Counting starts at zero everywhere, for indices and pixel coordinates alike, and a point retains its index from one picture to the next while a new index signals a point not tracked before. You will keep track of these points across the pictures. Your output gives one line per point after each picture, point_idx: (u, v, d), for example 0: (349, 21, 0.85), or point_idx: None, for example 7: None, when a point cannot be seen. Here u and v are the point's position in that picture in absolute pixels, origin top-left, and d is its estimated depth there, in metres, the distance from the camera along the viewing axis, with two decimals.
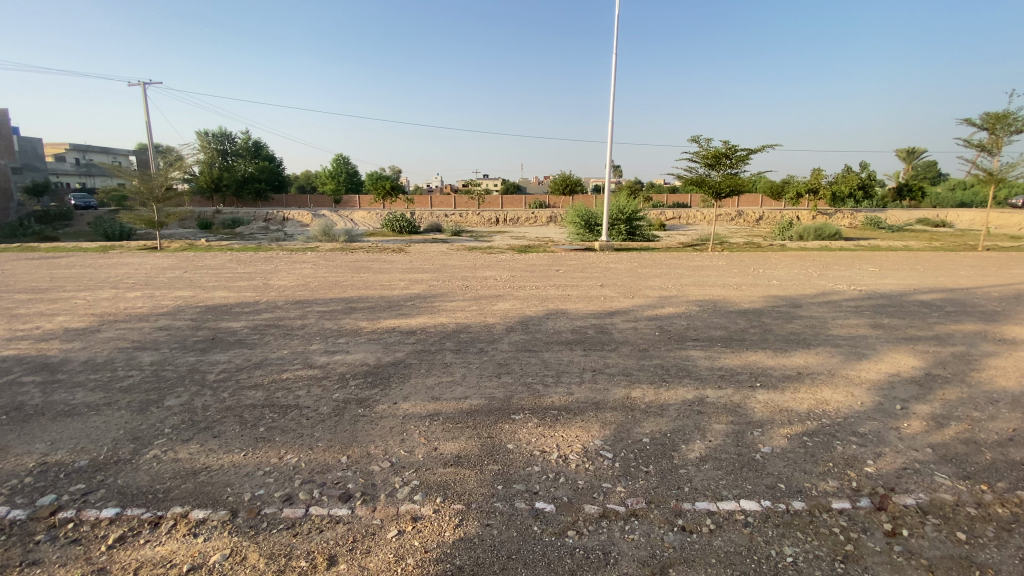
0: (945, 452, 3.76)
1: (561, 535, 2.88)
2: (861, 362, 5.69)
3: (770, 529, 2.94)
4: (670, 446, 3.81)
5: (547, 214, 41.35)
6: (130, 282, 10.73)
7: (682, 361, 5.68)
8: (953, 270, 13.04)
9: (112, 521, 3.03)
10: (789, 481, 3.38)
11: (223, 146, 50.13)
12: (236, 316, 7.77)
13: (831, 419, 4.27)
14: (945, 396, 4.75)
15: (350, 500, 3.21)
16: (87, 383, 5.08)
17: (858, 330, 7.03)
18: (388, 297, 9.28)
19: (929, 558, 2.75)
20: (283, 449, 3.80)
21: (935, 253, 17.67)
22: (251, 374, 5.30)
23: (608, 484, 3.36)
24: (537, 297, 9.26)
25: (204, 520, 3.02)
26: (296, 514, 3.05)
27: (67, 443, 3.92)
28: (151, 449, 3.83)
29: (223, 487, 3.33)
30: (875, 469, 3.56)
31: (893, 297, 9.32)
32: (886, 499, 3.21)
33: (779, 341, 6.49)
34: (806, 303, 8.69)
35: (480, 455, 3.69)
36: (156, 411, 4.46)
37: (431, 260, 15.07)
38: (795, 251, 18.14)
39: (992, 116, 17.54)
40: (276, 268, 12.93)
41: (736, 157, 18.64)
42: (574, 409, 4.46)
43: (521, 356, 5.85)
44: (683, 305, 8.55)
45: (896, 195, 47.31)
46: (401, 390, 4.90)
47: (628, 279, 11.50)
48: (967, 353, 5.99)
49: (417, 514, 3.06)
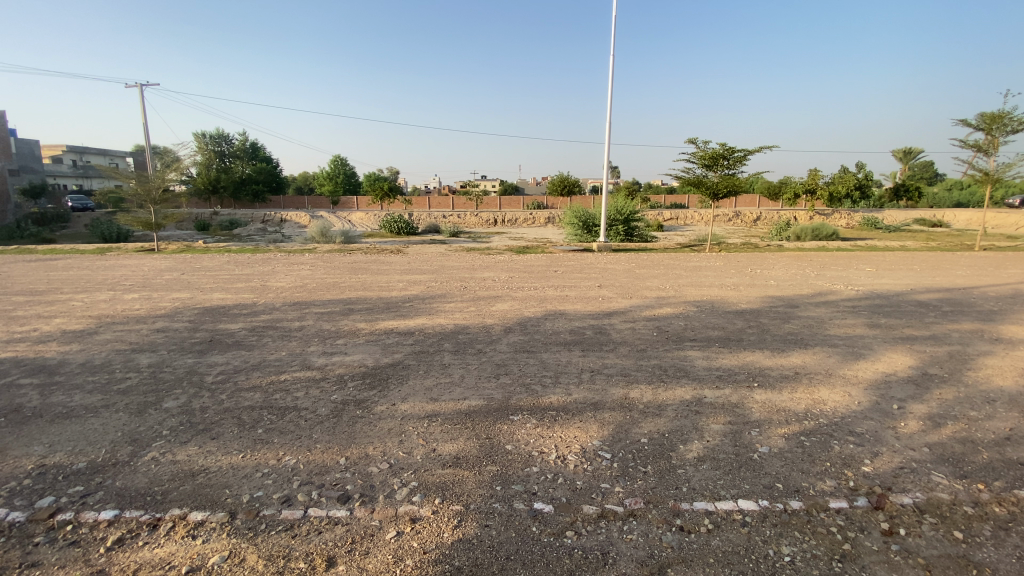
0: (942, 451, 3.78)
1: (559, 535, 2.89)
2: (858, 361, 5.71)
3: (767, 529, 2.95)
4: (668, 446, 3.82)
5: (546, 214, 41.33)
6: (127, 284, 10.68)
7: (679, 362, 5.69)
8: (950, 270, 13.09)
9: (110, 523, 3.03)
10: (787, 481, 3.39)
11: (221, 148, 50.26)
12: (234, 317, 7.76)
13: (828, 418, 4.29)
14: (942, 395, 4.77)
15: (348, 501, 3.21)
16: (85, 384, 5.08)
17: (856, 330, 7.04)
18: (386, 298, 9.27)
19: (926, 557, 2.77)
20: (282, 450, 3.79)
21: (932, 253, 17.75)
22: (249, 376, 5.29)
23: (606, 484, 3.36)
24: (535, 298, 9.28)
25: (202, 522, 3.02)
26: (294, 516, 3.05)
27: (66, 445, 3.91)
28: (149, 451, 3.82)
29: (222, 489, 3.33)
30: (872, 469, 3.57)
31: (889, 297, 9.34)
32: (883, 498, 3.23)
33: (776, 341, 6.50)
34: (804, 304, 8.73)
35: (478, 456, 3.69)
36: (154, 413, 4.45)
37: (429, 261, 15.10)
38: (792, 252, 18.24)
39: (987, 117, 17.63)
40: (274, 269, 12.94)
41: (733, 158, 18.66)
42: (572, 409, 4.47)
43: (520, 357, 5.86)
44: (681, 306, 8.56)
45: (892, 195, 47.50)
46: (399, 391, 4.90)
47: (626, 279, 11.52)
48: (963, 353, 6.01)
49: (415, 515, 3.07)
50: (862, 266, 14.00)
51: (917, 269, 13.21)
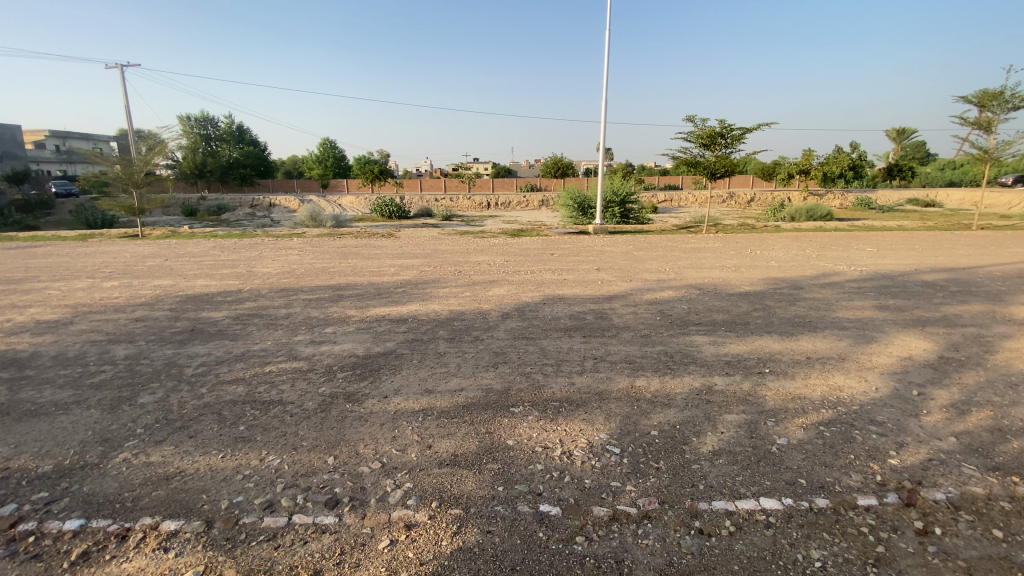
0: (970, 442, 3.56)
1: (569, 541, 2.64)
2: (871, 345, 5.51)
3: (794, 531, 2.72)
4: (680, 439, 3.57)
5: (539, 197, 40.88)
6: (106, 272, 10.24)
7: (686, 348, 5.44)
8: (953, 249, 12.92)
9: (75, 534, 2.76)
10: (811, 477, 3.16)
11: (206, 131, 49.00)
12: (217, 305, 7.40)
13: (846, 407, 4.06)
14: (963, 380, 4.57)
15: (337, 506, 2.93)
16: (56, 379, 4.75)
17: (864, 312, 6.83)
18: (377, 284, 8.93)
19: (966, 559, 2.55)
20: (264, 450, 3.51)
21: (933, 232, 17.57)
22: (231, 368, 4.98)
23: (616, 483, 3.11)
24: (533, 282, 8.96)
25: (175, 533, 2.75)
26: (277, 525, 2.78)
27: (31, 446, 3.61)
28: (121, 452, 3.53)
29: (198, 494, 3.05)
30: (900, 461, 3.34)
31: (893, 277, 9.14)
32: (914, 494, 3.01)
33: (784, 325, 6.26)
34: (808, 285, 8.49)
35: (478, 453, 3.42)
36: (128, 410, 4.14)
37: (420, 245, 14.77)
38: (790, 233, 18.03)
39: (985, 94, 17.36)
40: (261, 255, 12.52)
41: (732, 136, 18.31)
42: (576, 400, 4.20)
43: (519, 344, 5.57)
44: (684, 289, 8.27)
45: (885, 174, 47.23)
46: (392, 382, 4.62)
47: (624, 262, 11.22)
48: (979, 335, 5.80)
49: (411, 521, 2.80)
50: (862, 246, 13.82)
51: (918, 249, 13.03)
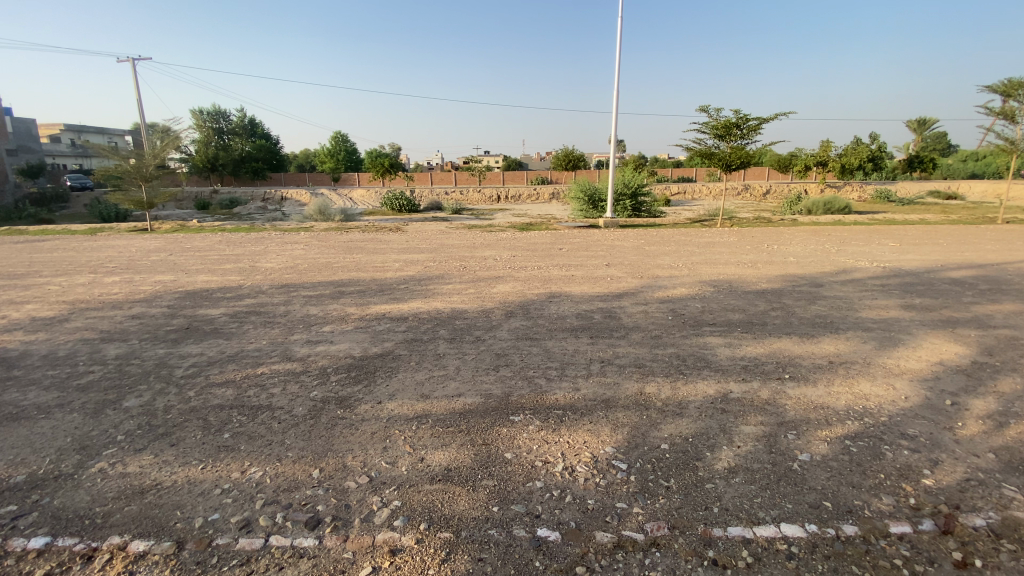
0: (1011, 458, 3.24)
1: (567, 573, 2.39)
2: (898, 349, 5.15)
3: (819, 563, 2.44)
4: (693, 455, 3.30)
5: (550, 190, 40.37)
6: (109, 266, 10.14)
7: (699, 351, 5.13)
8: (979, 244, 12.38)
9: (39, 553, 2.58)
10: (836, 499, 2.87)
11: (218, 125, 48.88)
12: (215, 302, 7.23)
13: (874, 418, 3.75)
14: (999, 389, 4.22)
15: (318, 527, 2.71)
16: (42, 380, 4.59)
17: (889, 311, 6.47)
18: (380, 280, 8.71)
19: None
20: (247, 461, 3.30)
21: (958, 226, 16.85)
22: (222, 370, 4.78)
23: (622, 504, 2.85)
24: (539, 278, 8.70)
25: (144, 554, 2.55)
26: (252, 547, 2.57)
27: (7, 453, 3.44)
28: (98, 461, 3.34)
29: (172, 510, 2.86)
30: (935, 482, 3.04)
31: (918, 274, 8.70)
32: (951, 520, 2.71)
33: (804, 325, 5.92)
34: (828, 282, 8.11)
35: (473, 467, 3.18)
36: (111, 414, 3.96)
37: (428, 239, 14.55)
38: (808, 226, 17.46)
39: (1011, 82, 16.63)
40: (265, 249, 12.36)
41: (748, 127, 17.77)
42: (581, 409, 3.93)
43: (522, 346, 5.31)
44: (696, 286, 7.94)
45: (906, 166, 45.90)
46: (386, 386, 4.39)
47: (634, 257, 10.88)
48: (1013, 338, 5.41)
49: (396, 545, 2.57)
50: (883, 240, 13.30)
51: (943, 244, 12.50)
